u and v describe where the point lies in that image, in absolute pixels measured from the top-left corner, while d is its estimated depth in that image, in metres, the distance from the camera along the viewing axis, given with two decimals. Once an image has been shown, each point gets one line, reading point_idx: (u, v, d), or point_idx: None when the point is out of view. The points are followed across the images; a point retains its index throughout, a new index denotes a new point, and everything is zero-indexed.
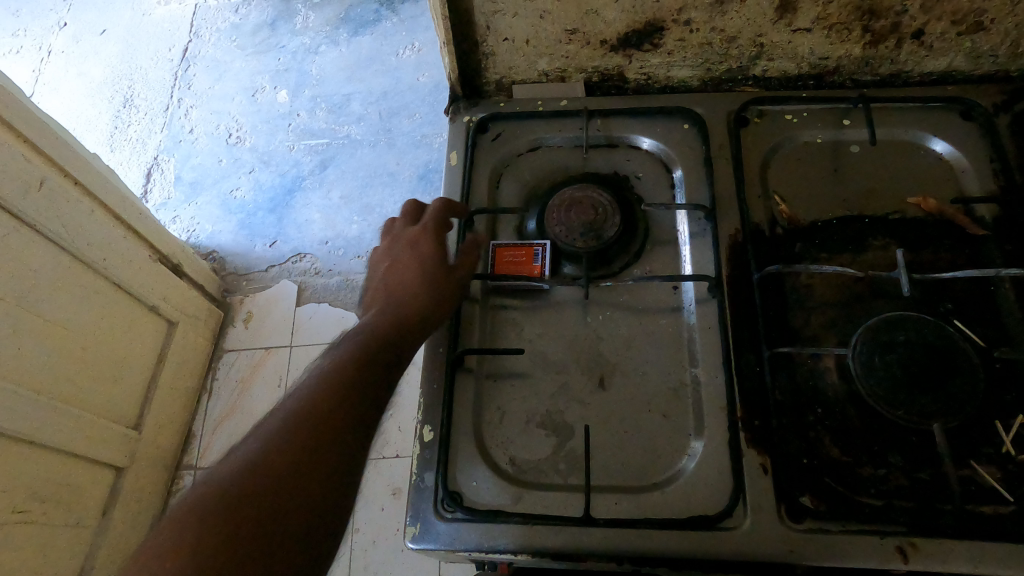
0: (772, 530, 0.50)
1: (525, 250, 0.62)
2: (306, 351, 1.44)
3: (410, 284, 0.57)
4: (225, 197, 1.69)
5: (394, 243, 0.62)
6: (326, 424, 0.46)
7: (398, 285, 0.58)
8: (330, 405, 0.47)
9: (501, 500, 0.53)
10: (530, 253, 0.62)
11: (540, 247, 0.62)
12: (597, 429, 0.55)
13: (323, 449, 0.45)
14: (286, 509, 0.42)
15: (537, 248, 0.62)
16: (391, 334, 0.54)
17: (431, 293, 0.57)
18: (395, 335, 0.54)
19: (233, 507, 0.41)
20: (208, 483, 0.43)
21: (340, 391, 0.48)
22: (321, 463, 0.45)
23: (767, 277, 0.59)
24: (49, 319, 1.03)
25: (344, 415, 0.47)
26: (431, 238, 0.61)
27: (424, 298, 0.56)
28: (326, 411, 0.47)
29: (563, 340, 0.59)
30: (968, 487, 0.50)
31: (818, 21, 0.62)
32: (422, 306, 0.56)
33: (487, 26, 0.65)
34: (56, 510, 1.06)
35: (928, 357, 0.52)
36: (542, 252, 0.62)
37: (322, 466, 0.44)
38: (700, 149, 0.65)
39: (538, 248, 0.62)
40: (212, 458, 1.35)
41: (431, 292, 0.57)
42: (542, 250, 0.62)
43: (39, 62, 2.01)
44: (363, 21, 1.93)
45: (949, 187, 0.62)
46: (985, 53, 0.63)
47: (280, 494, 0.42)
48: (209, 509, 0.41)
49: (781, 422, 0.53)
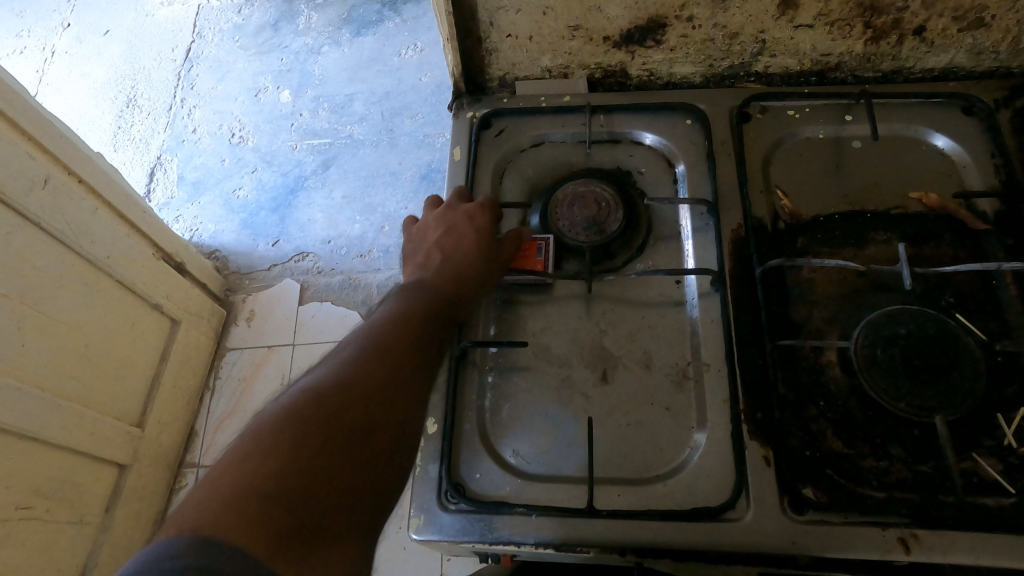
0: (773, 522, 0.50)
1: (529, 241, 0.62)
2: (308, 349, 1.45)
3: (462, 257, 0.59)
4: (228, 196, 1.69)
5: (448, 213, 0.63)
6: (395, 371, 0.47)
7: (449, 258, 0.59)
8: (397, 353, 0.48)
9: (504, 492, 0.54)
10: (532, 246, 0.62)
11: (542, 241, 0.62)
12: (601, 421, 0.56)
13: (391, 391, 0.46)
14: (359, 441, 0.42)
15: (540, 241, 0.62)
16: (442, 303, 0.55)
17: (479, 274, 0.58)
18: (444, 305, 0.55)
19: (311, 428, 0.41)
20: (286, 402, 0.43)
21: (408, 344, 0.49)
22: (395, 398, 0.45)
23: (769, 272, 0.59)
24: (52, 317, 1.03)
25: (411, 365, 0.48)
26: (483, 215, 0.62)
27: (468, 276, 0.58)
28: (394, 359, 0.48)
29: (566, 334, 0.60)
30: (969, 480, 0.50)
31: (820, 17, 0.62)
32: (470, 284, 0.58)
33: (491, 23, 0.66)
34: (59, 507, 1.07)
35: (928, 351, 0.52)
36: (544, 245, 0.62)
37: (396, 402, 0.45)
38: (703, 144, 0.66)
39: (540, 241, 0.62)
40: (214, 456, 1.36)
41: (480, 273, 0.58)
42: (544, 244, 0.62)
43: (42, 63, 2.02)
44: (365, 22, 1.94)
45: (950, 182, 0.62)
46: (986, 50, 0.64)
47: (354, 425, 0.42)
48: (287, 428, 0.40)
49: (784, 414, 0.54)
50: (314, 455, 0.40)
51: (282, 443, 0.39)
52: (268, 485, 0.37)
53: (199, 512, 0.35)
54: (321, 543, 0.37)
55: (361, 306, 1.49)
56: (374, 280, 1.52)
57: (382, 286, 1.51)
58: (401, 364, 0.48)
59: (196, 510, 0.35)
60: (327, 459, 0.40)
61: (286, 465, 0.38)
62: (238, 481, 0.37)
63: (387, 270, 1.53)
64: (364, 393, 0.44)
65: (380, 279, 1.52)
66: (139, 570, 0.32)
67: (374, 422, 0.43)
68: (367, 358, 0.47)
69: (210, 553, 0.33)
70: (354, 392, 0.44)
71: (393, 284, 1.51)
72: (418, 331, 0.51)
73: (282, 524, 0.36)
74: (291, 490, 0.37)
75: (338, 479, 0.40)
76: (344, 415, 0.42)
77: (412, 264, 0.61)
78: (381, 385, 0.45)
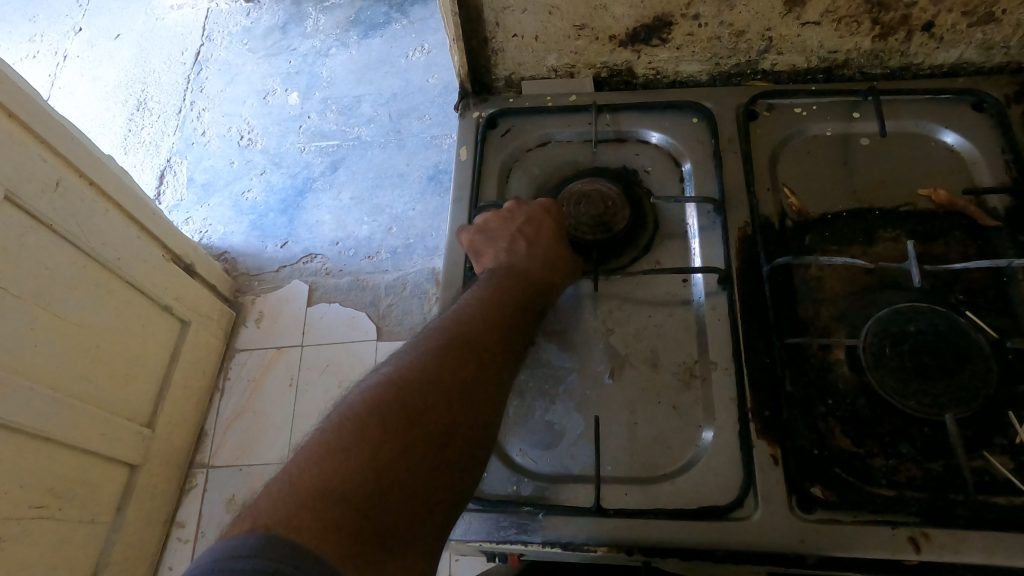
0: (783, 520, 0.50)
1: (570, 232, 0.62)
2: (317, 350, 1.45)
3: (544, 249, 0.59)
4: (237, 198, 1.70)
5: (522, 202, 0.62)
6: (475, 375, 0.49)
7: (537, 247, 0.59)
8: (476, 354, 0.50)
9: (512, 491, 0.54)
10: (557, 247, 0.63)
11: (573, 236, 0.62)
12: (608, 420, 0.56)
13: (467, 398, 0.47)
14: (433, 448, 0.44)
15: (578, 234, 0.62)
16: (528, 295, 0.56)
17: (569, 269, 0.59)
18: (528, 297, 0.56)
19: (389, 431, 0.43)
20: (364, 402, 0.45)
21: (488, 345, 0.51)
22: (466, 406, 0.47)
23: (777, 269, 0.59)
24: (65, 318, 1.04)
25: (490, 369, 0.50)
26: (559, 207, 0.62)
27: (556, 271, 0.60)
28: (475, 362, 0.49)
29: (574, 333, 0.60)
30: (980, 478, 0.49)
31: (827, 14, 0.62)
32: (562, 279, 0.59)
33: (497, 23, 0.66)
34: (71, 506, 1.07)
35: (938, 349, 0.52)
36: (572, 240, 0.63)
37: (467, 411, 0.47)
38: (709, 142, 0.66)
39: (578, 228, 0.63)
40: (225, 457, 1.37)
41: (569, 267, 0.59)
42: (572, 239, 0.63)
43: (54, 67, 2.04)
44: (373, 24, 1.95)
45: (960, 178, 0.61)
46: (995, 45, 0.63)
47: (431, 432, 0.44)
48: (366, 428, 0.43)
49: (792, 413, 0.53)
50: (390, 460, 0.42)
51: (363, 445, 0.42)
52: (345, 487, 0.40)
53: (276, 509, 0.38)
54: (387, 546, 0.39)
55: (369, 307, 1.50)
56: (382, 281, 1.53)
57: (390, 287, 1.52)
58: (481, 366, 0.49)
59: (273, 506, 0.38)
60: (402, 466, 0.42)
61: (360, 467, 0.41)
62: (317, 480, 0.40)
63: (395, 271, 1.54)
64: (443, 399, 0.46)
65: (389, 279, 1.53)
66: (217, 565, 0.34)
67: (449, 428, 0.45)
68: (447, 358, 0.49)
69: (283, 553, 0.35)
70: (433, 397, 0.46)
71: (401, 284, 1.52)
72: (498, 330, 0.52)
73: (354, 527, 0.38)
74: (365, 495, 0.40)
75: (411, 486, 0.42)
76: (420, 420, 0.45)
77: (493, 250, 0.59)
78: (459, 389, 0.47)
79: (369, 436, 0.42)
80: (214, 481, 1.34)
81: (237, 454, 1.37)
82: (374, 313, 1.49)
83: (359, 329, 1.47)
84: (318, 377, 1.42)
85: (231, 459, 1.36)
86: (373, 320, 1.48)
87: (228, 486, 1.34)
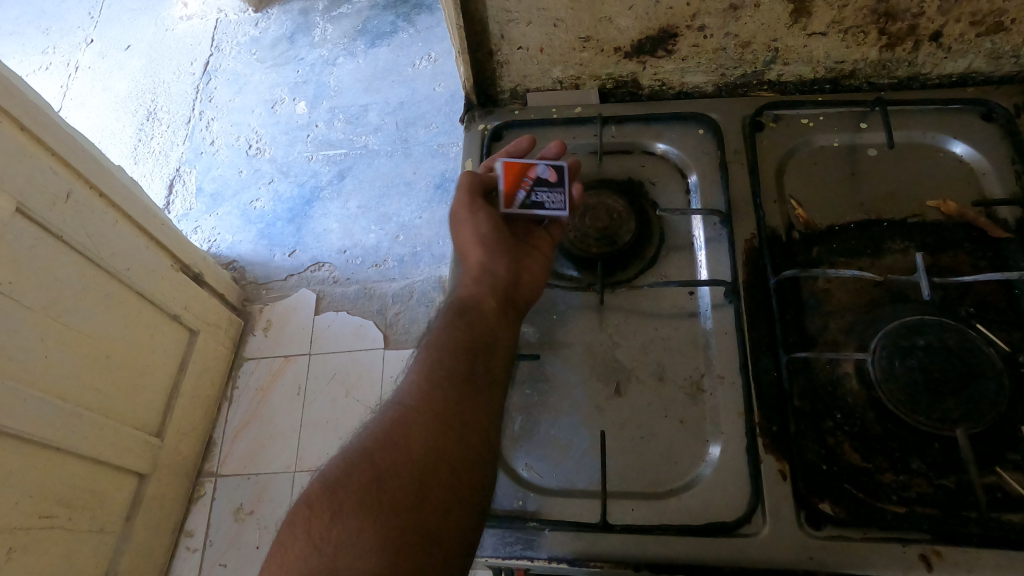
0: (791, 536, 0.49)
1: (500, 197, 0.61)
2: (324, 359, 1.46)
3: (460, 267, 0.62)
4: (245, 208, 1.71)
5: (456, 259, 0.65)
6: (403, 426, 0.51)
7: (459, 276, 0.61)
8: (404, 409, 0.53)
9: (517, 505, 0.53)
10: (555, 169, 0.61)
11: (532, 176, 0.61)
12: (615, 435, 0.55)
13: (414, 429, 0.51)
14: (377, 494, 0.47)
15: (519, 184, 0.61)
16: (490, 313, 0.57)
17: (476, 255, 0.61)
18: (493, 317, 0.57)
19: (340, 490, 0.48)
20: (324, 472, 0.50)
21: (416, 396, 0.53)
22: (414, 436, 0.51)
23: (784, 281, 0.58)
24: (75, 329, 1.05)
25: (418, 411, 0.52)
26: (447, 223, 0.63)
27: (507, 244, 0.62)
28: (401, 417, 0.52)
29: (578, 346, 0.60)
30: (991, 495, 0.49)
31: (833, 25, 0.61)
32: (491, 261, 0.60)
33: (502, 36, 0.66)
34: (81, 516, 1.08)
35: (950, 364, 0.51)
36: (534, 181, 0.61)
37: (415, 440, 0.50)
38: (715, 153, 0.65)
39: (530, 165, 0.61)
40: (232, 466, 1.37)
41: (476, 253, 0.61)
42: (530, 183, 0.61)
43: (65, 78, 2.06)
44: (379, 34, 1.96)
45: (969, 189, 0.61)
46: (1005, 55, 0.63)
47: (363, 493, 0.48)
48: (323, 494, 0.48)
49: (800, 427, 0.53)
50: (327, 529, 0.46)
51: (297, 534, 0.46)
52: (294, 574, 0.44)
53: None
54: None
55: (376, 316, 1.50)
56: (389, 290, 1.53)
57: (397, 295, 1.52)
58: (409, 417, 0.52)
59: None
60: (342, 533, 0.45)
61: (318, 529, 0.46)
62: None
63: (402, 279, 1.54)
64: (386, 447, 0.50)
65: (396, 288, 1.53)
66: None
67: (399, 462, 0.49)
68: (375, 427, 0.52)
69: None
70: (381, 443, 0.50)
71: (408, 293, 1.52)
72: (427, 379, 0.54)
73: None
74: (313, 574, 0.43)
75: (360, 547, 0.45)
76: (356, 478, 0.48)
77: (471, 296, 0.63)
78: (387, 445, 0.50)
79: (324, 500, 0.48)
80: (221, 490, 1.35)
81: (244, 463, 1.37)
82: (382, 322, 1.49)
83: (366, 338, 1.47)
84: (326, 386, 1.42)
85: (238, 468, 1.36)
86: (380, 328, 1.48)
87: (236, 495, 1.34)
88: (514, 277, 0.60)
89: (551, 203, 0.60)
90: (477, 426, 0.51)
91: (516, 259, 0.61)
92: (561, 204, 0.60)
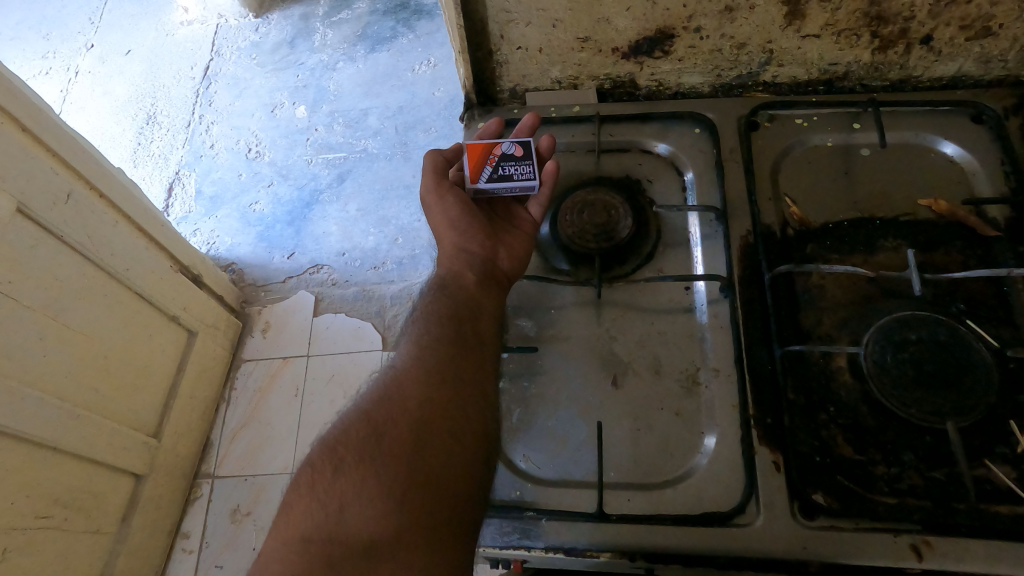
0: (785, 526, 0.50)
1: (466, 174, 0.65)
2: (323, 361, 1.46)
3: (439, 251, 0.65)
4: (245, 210, 1.72)
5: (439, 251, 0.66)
6: (396, 389, 0.56)
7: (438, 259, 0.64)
8: (398, 374, 0.57)
9: (515, 496, 0.54)
10: (519, 145, 0.64)
11: (497, 153, 0.64)
12: (611, 427, 0.56)
13: (409, 386, 0.55)
14: (376, 446, 0.52)
15: (486, 161, 0.64)
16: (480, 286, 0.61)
17: (449, 238, 0.64)
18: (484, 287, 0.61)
19: (343, 447, 0.53)
20: (330, 434, 0.55)
21: (410, 360, 0.57)
22: (409, 393, 0.55)
23: (779, 277, 0.59)
24: (74, 328, 1.05)
25: (412, 373, 0.56)
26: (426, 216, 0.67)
27: (481, 223, 0.65)
28: (394, 381, 0.56)
29: (576, 340, 0.60)
30: (980, 487, 0.50)
31: (826, 27, 0.62)
32: (464, 242, 0.64)
33: (501, 35, 0.67)
34: (77, 517, 1.08)
35: (940, 358, 0.52)
36: (499, 158, 0.64)
37: (409, 396, 0.54)
38: (711, 152, 0.66)
39: (494, 144, 0.64)
40: (230, 466, 1.37)
41: (449, 235, 0.64)
42: (496, 159, 0.64)
43: (66, 83, 2.06)
44: (379, 39, 1.97)
45: (960, 188, 0.62)
46: (994, 59, 0.64)
47: (363, 447, 0.52)
48: (328, 453, 0.53)
49: (794, 420, 0.54)
50: (332, 481, 0.51)
51: (306, 489, 0.51)
52: (302, 527, 0.49)
53: (270, 539, 0.49)
54: (357, 523, 0.48)
55: (374, 318, 1.51)
56: (387, 292, 1.54)
57: (396, 298, 1.53)
58: (404, 380, 0.56)
59: (268, 539, 0.50)
60: (345, 485, 0.50)
61: (325, 481, 0.51)
62: (284, 531, 0.49)
63: (400, 282, 1.55)
64: (383, 405, 0.54)
65: (395, 290, 1.54)
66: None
67: (395, 417, 0.53)
68: (374, 392, 0.56)
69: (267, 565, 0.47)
70: (379, 402, 0.55)
71: (407, 295, 1.53)
72: (417, 345, 0.58)
73: (321, 526, 0.48)
74: (320, 527, 0.48)
75: (363, 498, 0.49)
76: (356, 436, 0.53)
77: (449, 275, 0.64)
78: (383, 406, 0.54)
79: (329, 457, 0.52)
80: (218, 490, 1.35)
81: (242, 463, 1.37)
82: (380, 324, 1.50)
83: (364, 340, 1.48)
84: (324, 387, 1.43)
85: (235, 468, 1.37)
86: (379, 330, 1.49)
87: (233, 495, 1.34)
88: (492, 256, 0.62)
89: (519, 175, 0.64)
90: (470, 384, 0.55)
91: (490, 237, 0.64)
92: (530, 174, 0.64)
